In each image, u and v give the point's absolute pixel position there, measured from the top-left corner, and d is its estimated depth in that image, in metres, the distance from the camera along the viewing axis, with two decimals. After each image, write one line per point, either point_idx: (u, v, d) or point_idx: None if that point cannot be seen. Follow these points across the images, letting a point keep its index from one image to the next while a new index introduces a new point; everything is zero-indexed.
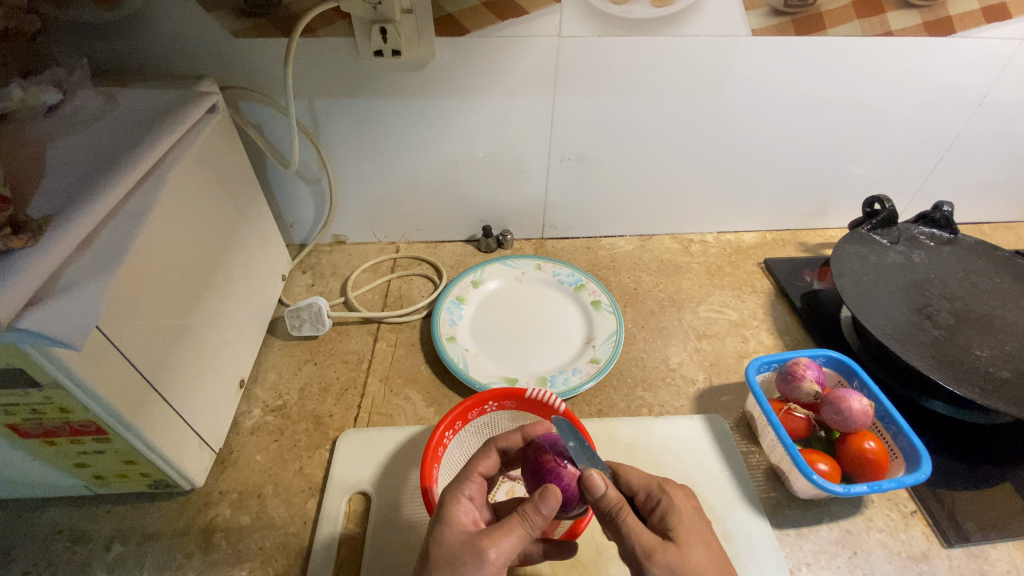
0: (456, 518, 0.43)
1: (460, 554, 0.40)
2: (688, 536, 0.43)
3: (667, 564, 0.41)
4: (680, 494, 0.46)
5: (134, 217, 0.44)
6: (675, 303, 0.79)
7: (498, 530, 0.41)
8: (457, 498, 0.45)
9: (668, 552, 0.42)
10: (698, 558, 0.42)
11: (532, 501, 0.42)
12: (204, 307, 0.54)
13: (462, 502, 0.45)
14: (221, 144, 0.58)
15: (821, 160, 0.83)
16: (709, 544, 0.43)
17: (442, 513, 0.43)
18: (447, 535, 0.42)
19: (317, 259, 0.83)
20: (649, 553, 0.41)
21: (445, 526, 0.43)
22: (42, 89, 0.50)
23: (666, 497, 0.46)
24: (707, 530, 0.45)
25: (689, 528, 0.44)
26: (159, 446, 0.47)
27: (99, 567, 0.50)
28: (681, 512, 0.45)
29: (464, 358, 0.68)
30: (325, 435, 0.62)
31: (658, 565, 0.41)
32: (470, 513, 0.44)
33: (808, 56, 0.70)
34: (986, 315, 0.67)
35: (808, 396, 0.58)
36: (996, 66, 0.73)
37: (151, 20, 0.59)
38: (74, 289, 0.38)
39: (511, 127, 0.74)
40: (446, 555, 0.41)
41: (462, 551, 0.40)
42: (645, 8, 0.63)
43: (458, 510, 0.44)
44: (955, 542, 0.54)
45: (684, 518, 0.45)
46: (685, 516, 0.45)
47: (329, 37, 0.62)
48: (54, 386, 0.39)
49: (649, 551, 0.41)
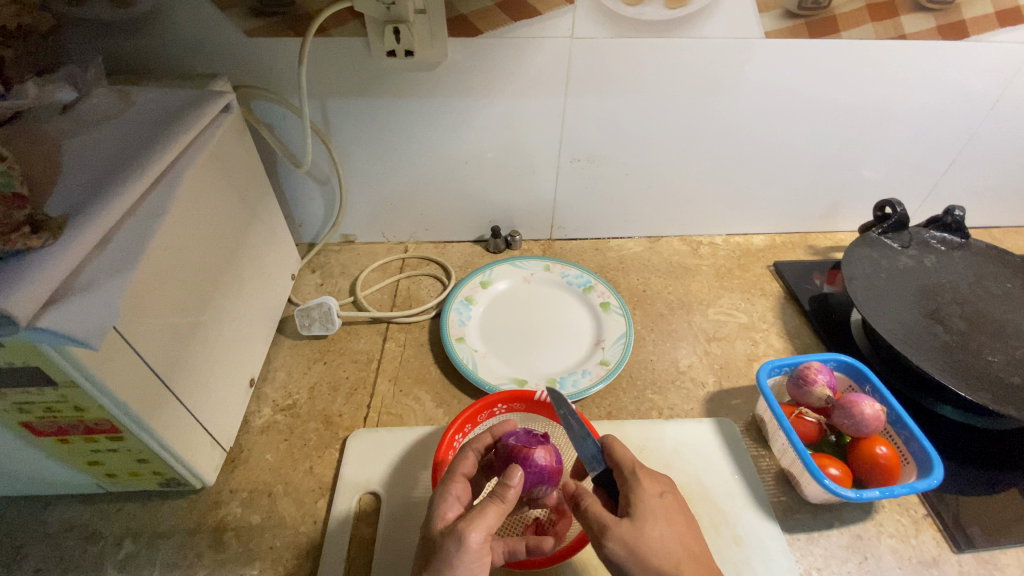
0: (440, 515, 0.44)
1: (444, 545, 0.41)
2: (648, 513, 0.44)
3: (620, 539, 0.43)
4: (649, 478, 0.47)
5: (150, 217, 0.44)
6: (684, 305, 0.79)
7: (474, 512, 0.42)
8: (439, 497, 0.45)
9: (622, 529, 0.43)
10: (656, 533, 0.43)
11: (500, 480, 0.44)
12: (217, 306, 0.54)
13: (448, 499, 0.45)
14: (235, 144, 0.58)
15: (832, 163, 0.82)
16: (672, 522, 0.44)
17: (427, 515, 0.44)
18: (431, 531, 0.43)
19: (326, 258, 0.83)
20: (604, 530, 0.43)
21: (432, 524, 0.44)
22: (57, 87, 0.51)
23: (634, 480, 0.47)
24: (674, 508, 0.46)
25: (650, 507, 0.45)
26: (172, 446, 0.47)
27: (110, 565, 0.51)
28: (645, 492, 0.46)
29: (473, 359, 0.68)
30: (335, 434, 0.62)
31: (612, 540, 0.43)
32: (455, 509, 0.45)
33: (820, 59, 0.70)
34: (998, 320, 0.67)
35: (819, 400, 0.58)
36: (1010, 70, 0.73)
37: (165, 19, 0.59)
38: (93, 288, 0.38)
39: (521, 128, 0.74)
40: (434, 549, 0.41)
41: (444, 540, 0.41)
42: (658, 10, 0.63)
43: (441, 506, 0.44)
44: (965, 548, 0.53)
45: (647, 499, 0.45)
46: (648, 496, 0.45)
47: (342, 36, 0.62)
48: (70, 385, 0.39)
49: (601, 532, 0.43)
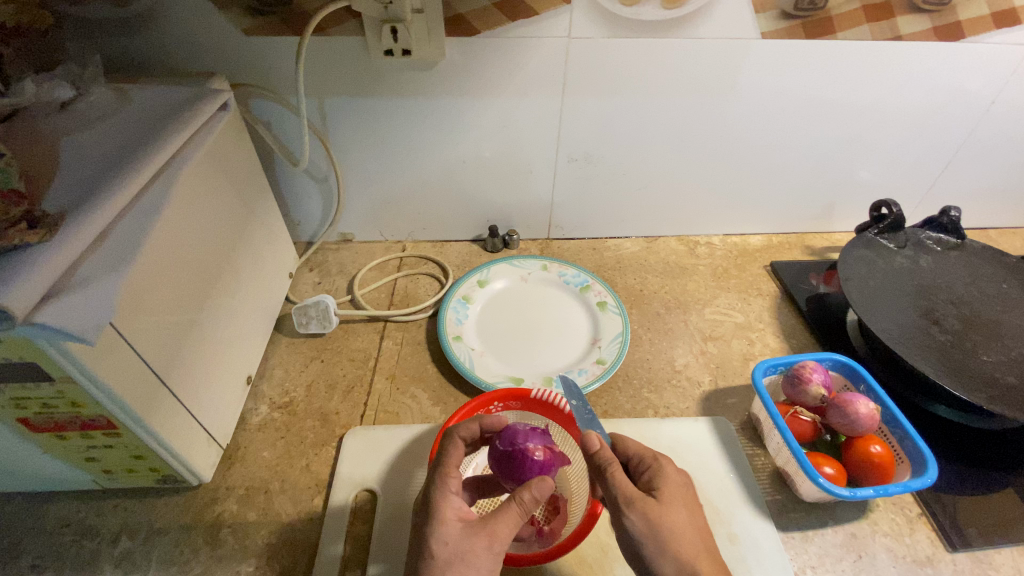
0: (452, 517, 0.43)
1: (467, 551, 0.41)
2: (673, 495, 0.44)
3: (644, 513, 0.43)
4: (671, 465, 0.47)
5: (147, 214, 0.44)
6: (681, 305, 0.79)
7: (500, 521, 0.43)
8: (446, 496, 0.44)
9: (647, 504, 0.43)
10: (678, 518, 0.43)
11: (527, 489, 0.45)
12: (214, 303, 0.54)
13: (452, 498, 0.44)
14: (232, 142, 0.58)
15: (829, 164, 0.83)
16: (694, 510, 0.44)
17: (435, 514, 0.43)
18: (446, 534, 0.42)
19: (324, 257, 0.84)
20: (627, 500, 0.43)
21: (443, 525, 0.42)
22: (55, 85, 0.51)
23: (656, 465, 0.47)
24: (693, 498, 0.45)
25: (675, 490, 0.45)
26: (168, 441, 0.47)
27: (107, 562, 0.51)
28: (668, 477, 0.46)
29: (470, 357, 0.68)
30: (331, 432, 0.62)
31: (635, 512, 0.43)
32: (461, 508, 0.44)
33: (816, 60, 0.70)
34: (992, 321, 0.67)
35: (814, 399, 0.58)
36: (1005, 72, 0.73)
37: (162, 18, 0.60)
38: (89, 285, 0.38)
39: (518, 128, 0.74)
40: (453, 553, 0.41)
41: (469, 547, 0.41)
42: (654, 10, 0.64)
43: (451, 509, 0.43)
44: (959, 547, 0.54)
45: (670, 482, 0.45)
46: (672, 480, 0.46)
47: (340, 36, 0.63)
48: (66, 380, 0.39)
49: (627, 500, 0.43)
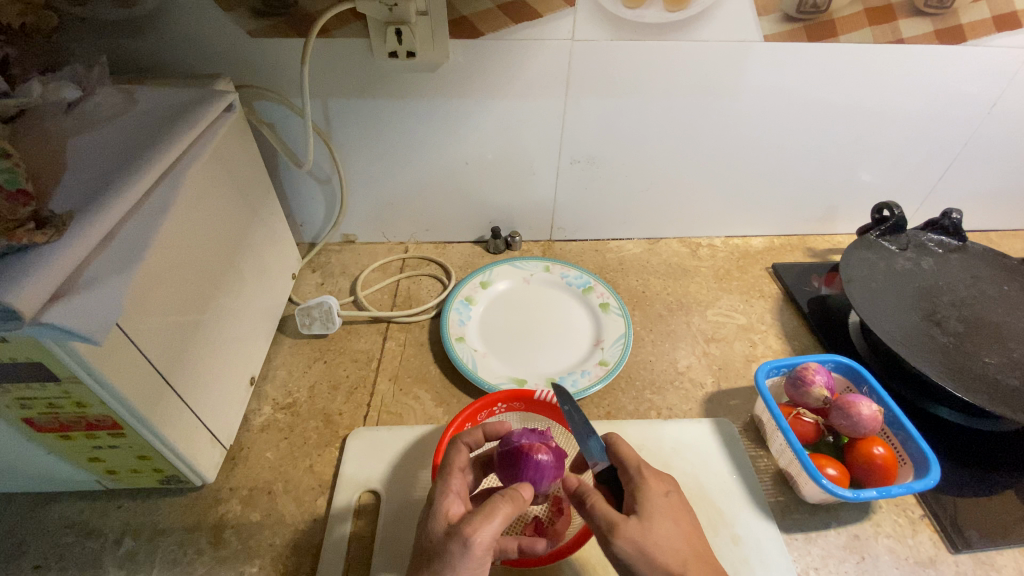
0: (444, 512, 0.43)
1: (447, 546, 0.40)
2: (654, 510, 0.44)
3: (629, 537, 0.42)
4: (653, 476, 0.47)
5: (154, 215, 0.45)
6: (683, 306, 0.79)
7: (478, 517, 0.41)
8: (444, 493, 0.45)
9: (628, 527, 0.43)
10: (662, 532, 0.43)
11: (513, 488, 0.45)
12: (218, 304, 0.54)
13: (450, 496, 0.45)
14: (237, 143, 0.58)
15: (831, 166, 0.83)
16: (679, 520, 0.45)
17: (431, 509, 0.44)
18: (435, 529, 0.42)
19: (327, 258, 0.84)
20: (611, 528, 0.43)
21: (433, 520, 0.43)
22: (63, 85, 0.51)
23: (639, 479, 0.46)
24: (679, 508, 0.46)
25: (657, 505, 0.45)
26: (173, 442, 0.47)
27: (110, 562, 0.51)
28: (650, 491, 0.46)
29: (472, 358, 0.68)
30: (335, 433, 0.62)
31: (621, 539, 0.42)
32: (458, 508, 0.45)
33: (818, 62, 0.70)
34: (994, 323, 0.67)
35: (817, 400, 0.58)
36: (1006, 75, 0.73)
37: (168, 20, 0.60)
38: (97, 285, 0.38)
39: (522, 129, 0.74)
40: (437, 548, 0.41)
41: (447, 541, 0.41)
42: (658, 13, 0.64)
43: (446, 505, 0.44)
44: (962, 548, 0.54)
45: (651, 496, 0.45)
46: (654, 495, 0.45)
47: (344, 38, 0.63)
48: (72, 380, 0.40)
49: (610, 526, 0.43)
